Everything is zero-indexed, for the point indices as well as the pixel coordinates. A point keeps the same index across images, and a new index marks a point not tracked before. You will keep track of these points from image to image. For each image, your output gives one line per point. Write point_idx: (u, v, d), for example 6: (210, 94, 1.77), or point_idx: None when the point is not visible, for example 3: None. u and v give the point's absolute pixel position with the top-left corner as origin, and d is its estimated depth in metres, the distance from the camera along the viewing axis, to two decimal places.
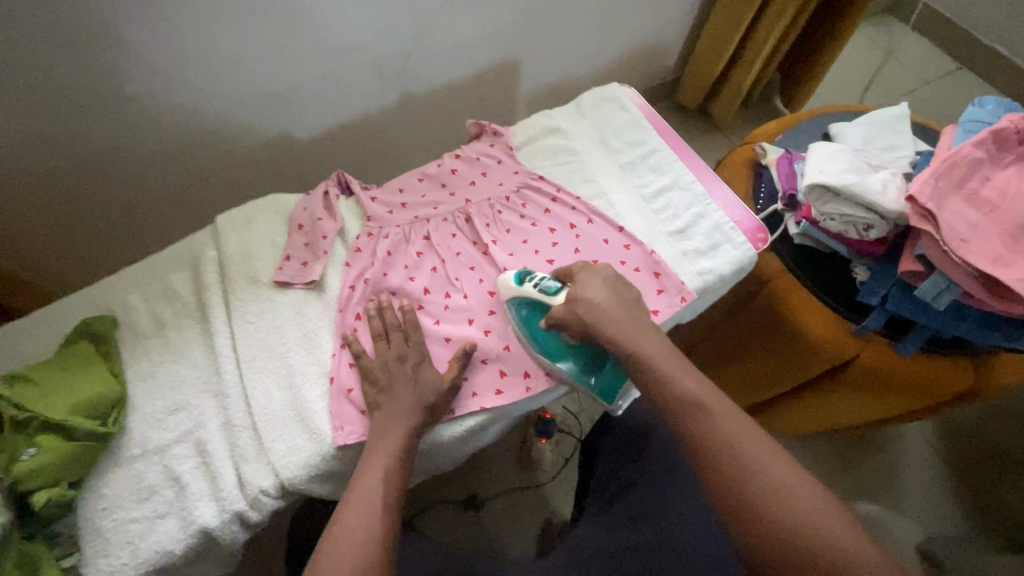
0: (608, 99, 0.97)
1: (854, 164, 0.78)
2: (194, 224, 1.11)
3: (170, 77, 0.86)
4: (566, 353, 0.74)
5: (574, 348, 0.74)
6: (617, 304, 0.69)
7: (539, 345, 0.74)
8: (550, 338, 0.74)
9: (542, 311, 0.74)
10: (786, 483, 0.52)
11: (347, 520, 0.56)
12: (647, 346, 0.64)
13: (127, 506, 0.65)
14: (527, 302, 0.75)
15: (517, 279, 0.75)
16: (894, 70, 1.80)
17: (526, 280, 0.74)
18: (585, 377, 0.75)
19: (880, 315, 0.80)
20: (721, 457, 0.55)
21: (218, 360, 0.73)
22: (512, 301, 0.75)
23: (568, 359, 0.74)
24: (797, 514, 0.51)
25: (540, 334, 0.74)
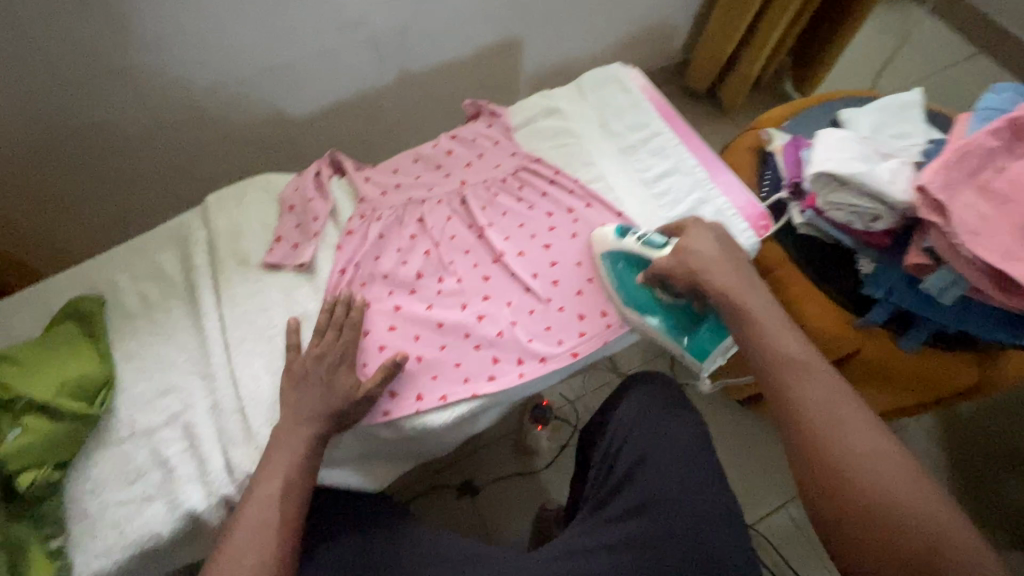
0: (609, 79, 0.95)
1: (862, 152, 0.75)
2: (185, 202, 1.09)
3: (157, 50, 0.83)
4: (662, 310, 0.78)
5: (670, 305, 0.78)
6: (725, 265, 0.70)
7: (633, 301, 0.78)
8: (643, 295, 0.78)
9: (642, 268, 0.77)
10: (874, 454, 0.54)
11: (266, 518, 0.56)
12: (750, 308, 0.67)
13: (114, 489, 0.65)
14: (627, 258, 0.77)
15: (617, 233, 0.77)
16: (909, 56, 1.75)
17: (627, 234, 0.77)
18: (678, 335, 0.79)
19: (883, 308, 0.79)
20: (810, 421, 0.57)
21: (206, 342, 0.72)
22: (607, 256, 0.78)
23: (659, 316, 0.78)
24: (884, 487, 0.52)
25: (636, 288, 0.78)
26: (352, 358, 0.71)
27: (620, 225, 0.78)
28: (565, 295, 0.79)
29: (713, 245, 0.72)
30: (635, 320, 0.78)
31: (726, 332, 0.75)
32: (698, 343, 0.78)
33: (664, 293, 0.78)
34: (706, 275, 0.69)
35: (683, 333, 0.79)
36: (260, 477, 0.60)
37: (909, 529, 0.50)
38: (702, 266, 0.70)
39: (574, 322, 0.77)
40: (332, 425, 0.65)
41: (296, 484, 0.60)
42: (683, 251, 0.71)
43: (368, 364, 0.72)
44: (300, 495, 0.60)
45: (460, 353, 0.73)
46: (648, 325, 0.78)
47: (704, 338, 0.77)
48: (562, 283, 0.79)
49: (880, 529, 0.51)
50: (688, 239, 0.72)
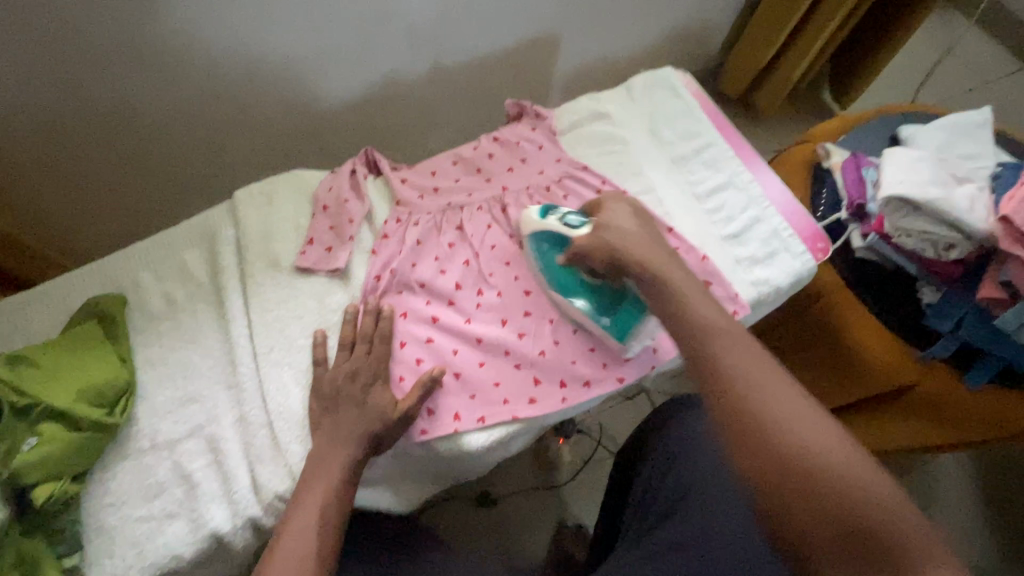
0: (660, 85, 0.90)
1: (937, 176, 0.71)
2: (205, 193, 1.04)
3: (188, 33, 0.78)
4: (582, 290, 0.71)
5: (590, 282, 0.71)
6: (645, 240, 0.65)
7: (555, 282, 0.73)
8: (565, 274, 0.72)
9: (561, 246, 0.72)
10: (810, 427, 0.46)
11: (298, 553, 0.52)
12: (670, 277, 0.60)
13: (134, 504, 0.61)
14: (547, 235, 0.72)
15: (541, 213, 0.73)
16: (952, 68, 1.69)
17: (550, 213, 0.72)
18: (598, 315, 0.71)
19: (948, 342, 0.74)
20: (735, 386, 0.49)
21: (234, 350, 0.68)
22: (532, 236, 0.74)
23: (581, 296, 0.71)
24: (818, 456, 0.44)
25: (558, 269, 0.73)
26: (388, 371, 0.66)
27: (544, 205, 0.74)
28: None
29: (625, 218, 0.68)
30: (559, 301, 0.72)
31: (646, 307, 0.69)
32: (620, 322, 0.70)
33: (585, 272, 0.71)
34: (631, 251, 0.64)
35: (605, 312, 0.71)
36: (293, 510, 0.55)
37: (852, 506, 0.42)
38: (617, 238, 0.65)
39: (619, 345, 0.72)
40: (370, 447, 0.61)
41: (328, 511, 0.56)
42: (602, 228, 0.67)
43: (404, 378, 0.67)
44: (334, 525, 0.55)
45: (495, 370, 0.69)
46: (570, 306, 0.71)
47: (626, 316, 0.70)
48: None
49: (816, 507, 0.43)
50: (604, 215, 0.69)
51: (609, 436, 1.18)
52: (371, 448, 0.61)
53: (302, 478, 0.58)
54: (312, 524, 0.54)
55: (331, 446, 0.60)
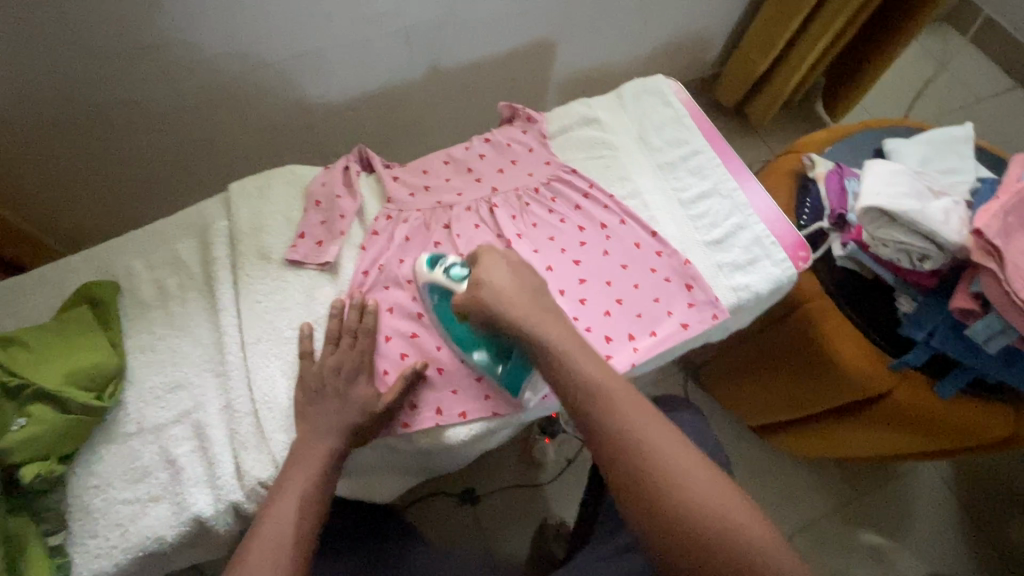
0: (650, 92, 0.92)
1: (914, 188, 0.72)
2: (200, 184, 1.06)
3: (187, 29, 0.80)
4: (472, 343, 0.70)
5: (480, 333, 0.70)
6: (521, 295, 0.63)
7: (452, 336, 0.70)
8: (459, 328, 0.70)
9: (450, 298, 0.70)
10: (702, 485, 0.50)
11: (279, 539, 0.53)
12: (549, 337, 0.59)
13: (119, 487, 0.62)
14: (437, 287, 0.70)
15: (430, 264, 0.71)
16: (946, 85, 1.71)
17: (437, 265, 0.70)
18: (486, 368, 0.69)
19: (921, 351, 0.76)
20: (624, 446, 0.52)
21: (222, 339, 0.70)
22: (425, 289, 0.71)
23: (476, 348, 0.70)
24: (696, 502, 0.49)
25: (453, 323, 0.71)
26: (372, 365, 0.68)
27: (432, 254, 0.72)
28: (593, 315, 0.74)
29: (504, 274, 0.65)
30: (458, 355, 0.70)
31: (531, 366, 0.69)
32: (506, 377, 0.69)
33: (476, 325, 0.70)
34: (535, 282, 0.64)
35: (499, 361, 0.70)
36: (275, 497, 0.57)
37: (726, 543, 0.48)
38: (493, 300, 0.62)
39: (602, 345, 0.72)
40: (352, 438, 0.62)
41: (309, 499, 0.57)
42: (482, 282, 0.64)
43: (388, 372, 0.69)
44: (314, 513, 0.57)
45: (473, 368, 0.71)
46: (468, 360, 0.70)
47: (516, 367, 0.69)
48: (590, 302, 0.75)
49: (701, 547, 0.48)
50: (480, 270, 0.65)
51: None
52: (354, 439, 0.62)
53: (285, 466, 0.60)
54: (294, 511, 0.55)
55: (314, 435, 0.61)
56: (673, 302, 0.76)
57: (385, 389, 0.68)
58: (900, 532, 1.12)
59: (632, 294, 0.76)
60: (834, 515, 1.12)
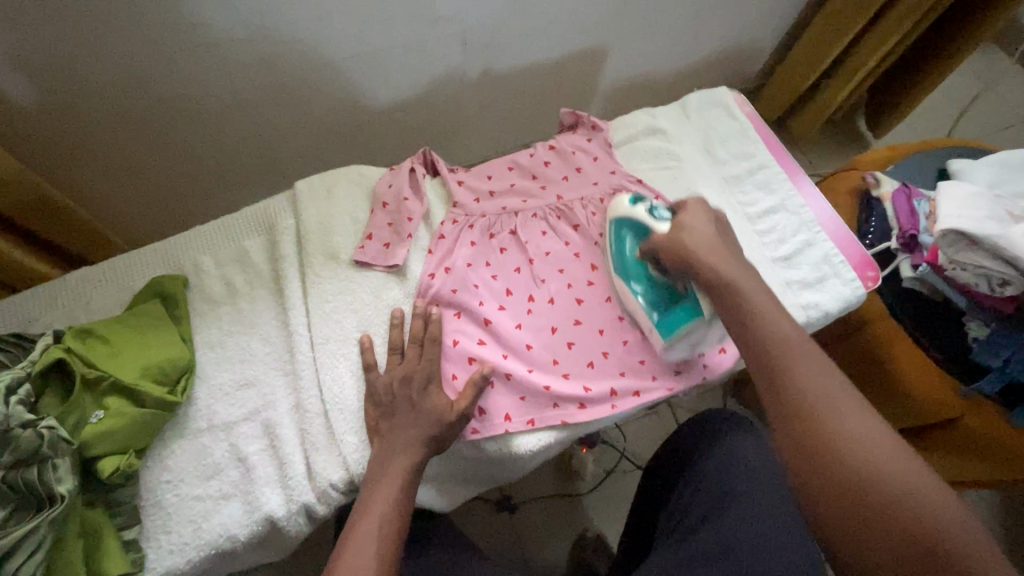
0: (713, 104, 0.92)
1: (994, 212, 0.71)
2: (252, 179, 1.06)
3: (251, 29, 0.80)
4: (646, 280, 0.72)
5: (656, 278, 0.71)
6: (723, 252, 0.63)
7: (622, 269, 0.74)
8: (636, 265, 0.73)
9: (638, 235, 0.72)
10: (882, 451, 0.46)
11: (362, 552, 0.52)
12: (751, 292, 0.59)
13: (191, 483, 0.62)
14: (631, 224, 0.73)
15: (630, 201, 0.73)
16: (989, 104, 1.69)
17: (639, 202, 0.73)
18: (652, 309, 0.71)
19: (998, 378, 0.74)
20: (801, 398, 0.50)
21: (292, 338, 0.70)
22: (615, 220, 0.74)
23: (642, 286, 0.72)
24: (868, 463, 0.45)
25: (630, 258, 0.73)
26: (440, 369, 0.67)
27: (635, 193, 0.74)
28: None
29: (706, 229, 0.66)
30: (619, 287, 0.74)
31: (703, 310, 0.66)
32: (670, 320, 0.69)
33: (655, 267, 0.71)
34: None
35: (658, 307, 0.71)
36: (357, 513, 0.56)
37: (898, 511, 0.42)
38: None
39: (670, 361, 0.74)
40: (426, 450, 0.61)
41: (390, 510, 0.56)
42: None
43: (456, 377, 0.68)
44: (397, 521, 0.56)
45: (549, 312, 0.74)
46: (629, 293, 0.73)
47: (676, 317, 0.69)
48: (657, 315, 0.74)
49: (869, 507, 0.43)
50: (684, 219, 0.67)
51: (632, 448, 1.18)
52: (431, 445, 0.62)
53: (369, 472, 0.60)
54: (382, 522, 0.55)
55: (392, 442, 0.61)
56: None
57: (453, 394, 0.67)
58: None
59: None
60: None
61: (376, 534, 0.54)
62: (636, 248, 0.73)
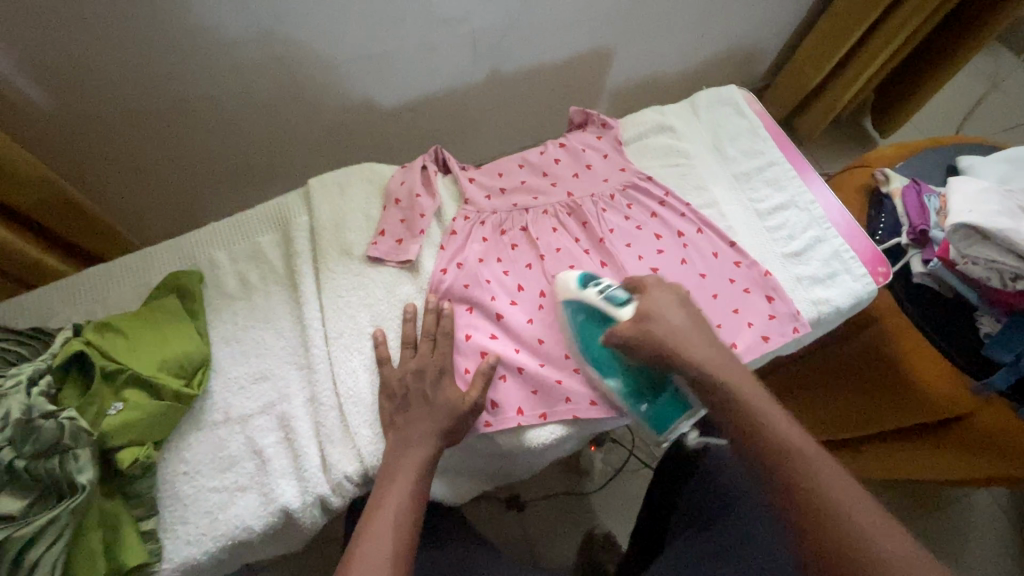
0: (723, 103, 0.93)
1: (1005, 207, 0.71)
2: (264, 178, 1.07)
3: (264, 30, 0.81)
4: (620, 372, 0.69)
5: (630, 367, 0.69)
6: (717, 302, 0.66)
7: (592, 358, 0.69)
8: (604, 353, 0.69)
9: (600, 322, 0.69)
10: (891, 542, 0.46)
11: (379, 542, 0.53)
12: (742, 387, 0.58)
13: (207, 475, 0.63)
14: (587, 311, 0.70)
15: (580, 283, 0.71)
16: (997, 104, 1.69)
17: (589, 284, 0.70)
18: (636, 401, 0.68)
19: (1008, 373, 0.73)
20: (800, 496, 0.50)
21: (306, 332, 0.70)
22: (568, 306, 0.71)
23: (616, 376, 0.69)
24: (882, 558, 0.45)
25: (595, 345, 0.69)
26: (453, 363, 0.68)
27: (582, 274, 0.72)
28: None
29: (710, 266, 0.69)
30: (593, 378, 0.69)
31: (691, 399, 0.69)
32: (659, 410, 0.69)
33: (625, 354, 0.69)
34: None
35: (642, 398, 0.69)
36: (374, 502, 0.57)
37: None
38: None
39: None
40: (440, 442, 0.62)
41: (406, 500, 0.57)
42: None
43: (469, 370, 0.69)
44: (412, 512, 0.56)
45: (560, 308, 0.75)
46: (605, 386, 0.68)
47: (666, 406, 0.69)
48: None
49: None
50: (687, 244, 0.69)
51: (641, 447, 1.18)
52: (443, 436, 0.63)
53: (383, 464, 0.61)
54: (397, 514, 0.55)
55: (406, 434, 0.62)
56: (754, 312, 0.75)
57: (463, 386, 0.67)
58: (953, 557, 1.10)
59: (712, 304, 0.75)
60: None
61: (392, 525, 0.54)
62: (597, 336, 0.69)
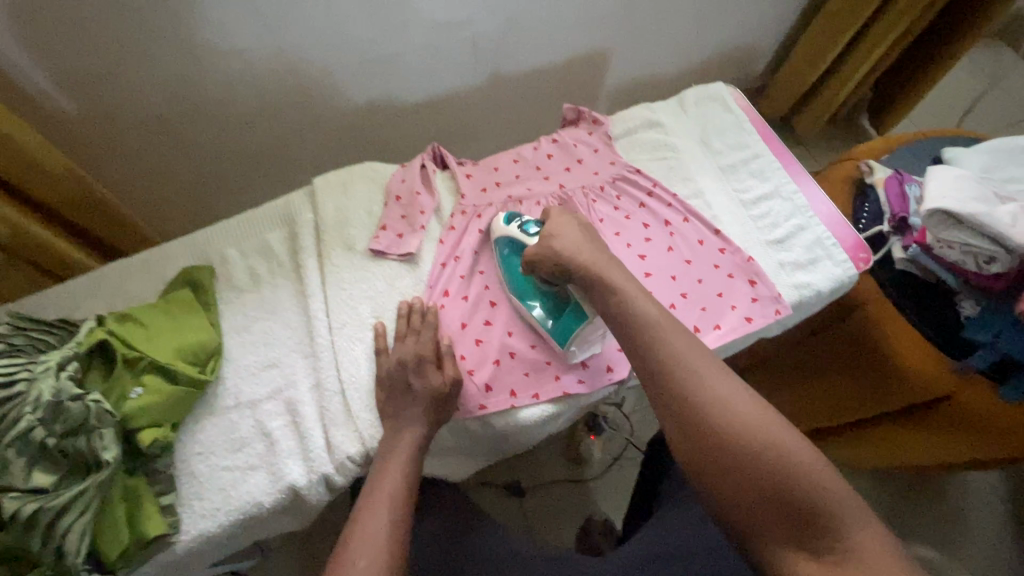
0: (711, 98, 0.96)
1: (980, 193, 0.73)
2: (273, 180, 1.12)
3: (272, 40, 0.86)
4: (535, 295, 0.74)
5: (541, 287, 0.74)
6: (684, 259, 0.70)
7: (514, 285, 0.76)
8: (523, 280, 0.75)
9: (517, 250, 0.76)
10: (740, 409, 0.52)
11: (379, 515, 0.56)
12: (773, 437, 0.50)
13: (221, 455, 0.67)
14: (508, 242, 0.76)
15: (506, 219, 0.77)
16: (997, 100, 1.70)
17: (513, 220, 0.77)
18: (545, 318, 0.73)
19: (987, 353, 0.76)
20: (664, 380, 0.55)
21: (312, 323, 0.75)
22: (497, 241, 0.78)
23: (534, 299, 0.74)
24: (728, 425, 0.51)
25: (518, 274, 0.76)
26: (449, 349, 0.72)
27: (509, 212, 0.78)
28: None
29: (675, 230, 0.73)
30: (516, 304, 0.75)
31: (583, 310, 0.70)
32: (562, 326, 0.72)
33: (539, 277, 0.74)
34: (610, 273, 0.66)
35: (551, 314, 0.73)
36: (373, 481, 0.61)
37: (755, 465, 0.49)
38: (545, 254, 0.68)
39: None
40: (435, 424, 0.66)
41: (404, 478, 0.61)
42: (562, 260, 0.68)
43: (464, 356, 0.73)
44: (408, 486, 0.61)
45: None
46: (523, 308, 0.74)
47: (566, 320, 0.71)
48: (656, 295, 0.78)
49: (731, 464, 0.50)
50: None
51: (638, 436, 1.21)
52: (436, 417, 0.67)
53: (382, 444, 0.65)
54: (394, 487, 0.60)
55: (403, 416, 0.66)
56: (736, 296, 0.79)
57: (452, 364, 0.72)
58: (947, 543, 1.12)
59: (697, 288, 0.79)
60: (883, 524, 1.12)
61: (389, 496, 0.59)
62: (518, 265, 0.76)
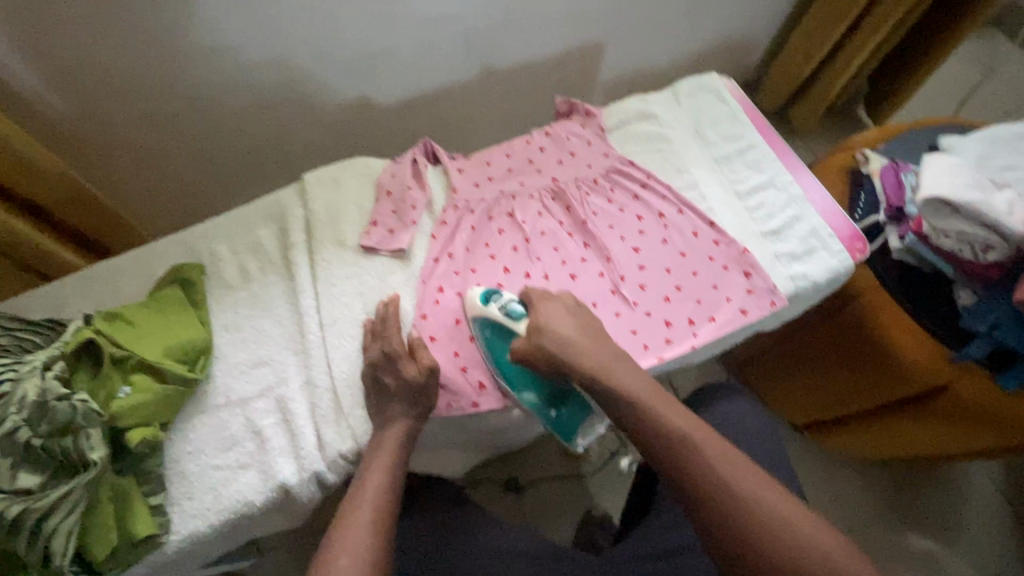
0: (705, 89, 0.95)
1: (976, 180, 0.73)
2: (265, 177, 1.11)
3: (260, 35, 0.85)
4: (532, 384, 0.73)
5: (538, 379, 0.73)
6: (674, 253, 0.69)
7: (505, 374, 0.71)
8: (515, 371, 0.72)
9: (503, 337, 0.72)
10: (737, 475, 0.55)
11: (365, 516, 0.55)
12: (827, 544, 0.52)
13: (211, 454, 0.67)
14: (491, 327, 0.71)
15: (483, 298, 0.71)
16: (994, 88, 1.69)
17: (492, 299, 0.71)
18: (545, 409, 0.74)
19: (982, 343, 0.76)
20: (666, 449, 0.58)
21: (302, 319, 0.74)
22: (474, 321, 0.72)
23: (531, 392, 0.72)
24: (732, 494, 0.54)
25: (506, 362, 0.71)
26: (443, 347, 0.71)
27: (484, 287, 0.72)
28: (652, 300, 0.77)
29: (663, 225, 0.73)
30: (508, 393, 0.71)
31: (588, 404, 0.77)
32: (563, 417, 0.76)
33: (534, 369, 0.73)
34: None
35: (550, 406, 0.75)
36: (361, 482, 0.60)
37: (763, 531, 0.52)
38: None
39: (661, 330, 0.75)
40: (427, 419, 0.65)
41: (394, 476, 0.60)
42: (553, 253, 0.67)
43: (458, 353, 0.72)
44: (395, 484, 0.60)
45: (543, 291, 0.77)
46: (521, 402, 0.71)
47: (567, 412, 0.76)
48: (650, 288, 0.78)
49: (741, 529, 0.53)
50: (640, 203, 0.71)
51: None
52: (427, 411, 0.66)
53: (372, 440, 0.64)
54: (382, 486, 0.59)
55: (394, 412, 0.65)
56: (731, 288, 0.78)
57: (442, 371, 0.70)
58: (948, 533, 1.12)
59: (691, 281, 0.78)
60: (882, 514, 1.12)
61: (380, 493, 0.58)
62: (506, 349, 0.72)
